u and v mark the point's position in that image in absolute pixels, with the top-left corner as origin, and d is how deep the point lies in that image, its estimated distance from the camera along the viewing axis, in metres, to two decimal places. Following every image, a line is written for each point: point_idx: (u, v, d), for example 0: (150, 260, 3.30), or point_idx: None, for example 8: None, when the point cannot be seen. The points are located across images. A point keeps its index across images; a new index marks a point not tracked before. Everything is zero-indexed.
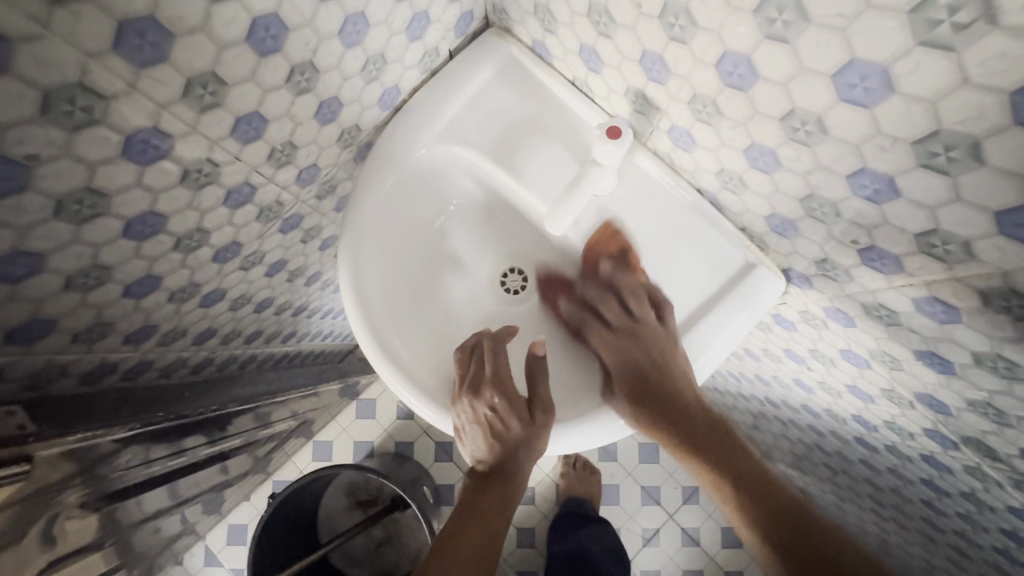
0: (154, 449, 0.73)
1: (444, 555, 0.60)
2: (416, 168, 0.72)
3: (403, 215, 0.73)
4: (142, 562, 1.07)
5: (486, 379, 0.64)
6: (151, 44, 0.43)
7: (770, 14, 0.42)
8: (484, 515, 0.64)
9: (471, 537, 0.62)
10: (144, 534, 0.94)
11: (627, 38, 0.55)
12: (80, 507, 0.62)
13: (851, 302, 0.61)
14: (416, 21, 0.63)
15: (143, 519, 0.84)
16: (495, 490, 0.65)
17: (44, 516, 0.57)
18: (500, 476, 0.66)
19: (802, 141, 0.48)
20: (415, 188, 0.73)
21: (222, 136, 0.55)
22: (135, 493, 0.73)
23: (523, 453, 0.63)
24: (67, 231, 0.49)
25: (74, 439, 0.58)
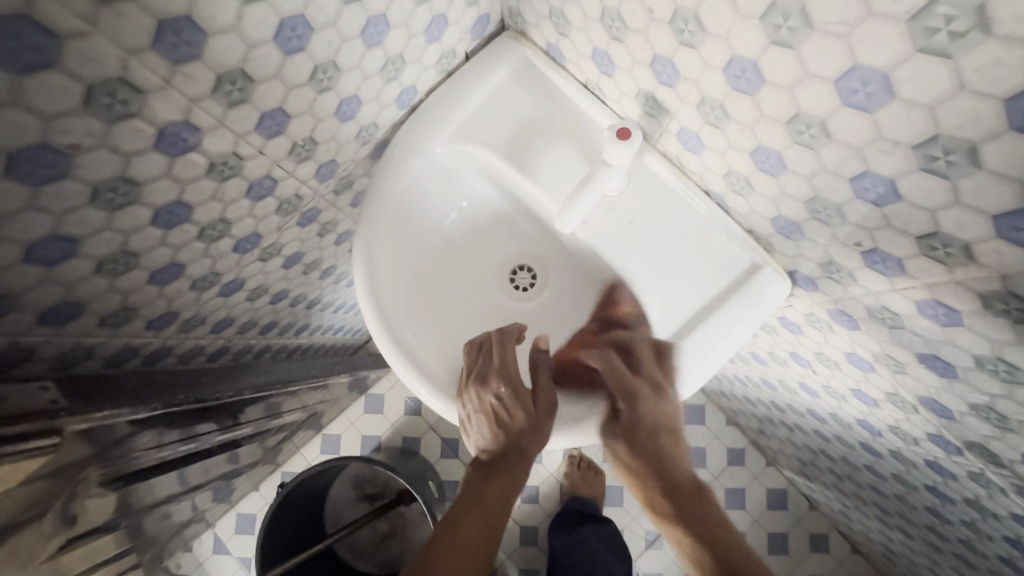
0: (170, 432, 0.65)
1: (443, 547, 0.55)
2: (424, 168, 0.66)
3: (416, 219, 0.67)
4: (152, 548, 1.02)
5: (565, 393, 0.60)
6: (186, 42, 0.39)
7: (934, 22, 0.33)
8: (489, 517, 0.58)
9: (469, 531, 0.56)
10: (154, 517, 0.87)
11: (715, 46, 0.45)
12: (76, 527, 0.55)
13: (895, 346, 0.55)
14: (435, 24, 0.57)
15: (155, 501, 0.78)
16: (495, 479, 0.60)
17: (53, 535, 0.51)
18: (505, 464, 0.60)
19: (939, 174, 0.39)
20: (425, 191, 0.67)
21: (248, 130, 0.49)
22: (150, 476, 0.66)
23: (528, 446, 0.58)
24: (100, 217, 0.44)
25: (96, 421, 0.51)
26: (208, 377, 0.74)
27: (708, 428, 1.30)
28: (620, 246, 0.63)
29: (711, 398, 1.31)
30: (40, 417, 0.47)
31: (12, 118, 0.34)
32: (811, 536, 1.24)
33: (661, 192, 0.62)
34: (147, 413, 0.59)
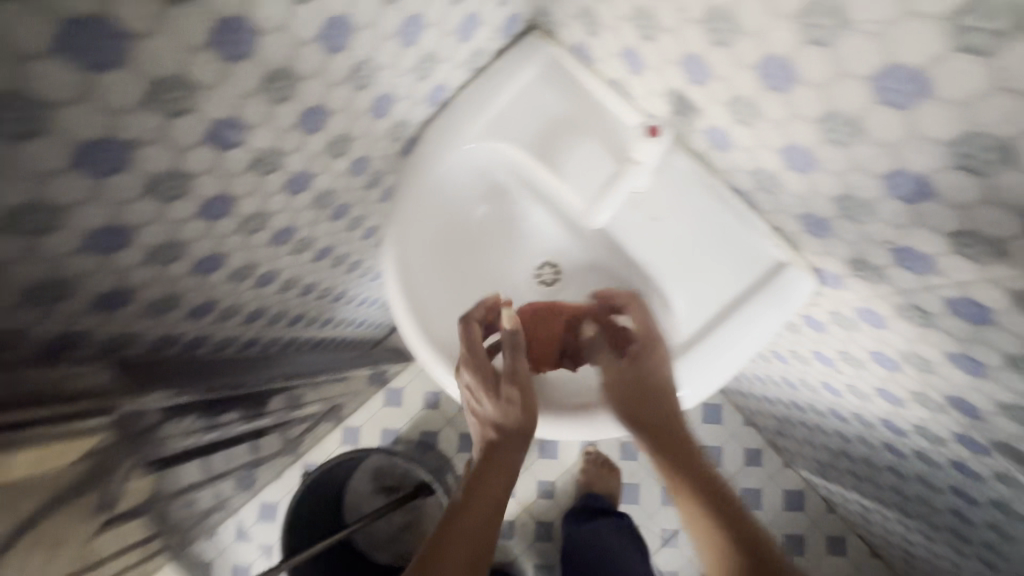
0: (192, 422, 0.76)
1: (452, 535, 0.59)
2: (460, 161, 0.76)
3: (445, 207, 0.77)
4: (177, 531, 1.13)
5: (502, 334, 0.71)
6: (242, 41, 0.45)
7: (812, 19, 0.42)
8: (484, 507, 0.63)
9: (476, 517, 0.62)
10: (179, 504, 0.99)
11: (671, 41, 0.57)
12: (143, 464, 0.68)
13: (883, 303, 0.62)
14: (468, 23, 0.66)
15: (180, 490, 0.89)
16: (496, 475, 0.67)
17: (122, 463, 0.63)
18: (502, 464, 0.68)
19: (841, 142, 0.49)
20: (458, 182, 0.77)
21: (291, 126, 0.57)
22: (175, 463, 0.77)
23: (506, 425, 0.69)
24: (154, 209, 0.52)
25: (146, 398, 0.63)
26: (232, 368, 0.85)
27: (725, 426, 1.41)
28: (643, 237, 0.74)
29: (727, 397, 1.40)
30: (96, 398, 0.56)
31: (84, 118, 0.40)
32: (788, 535, 1.34)
33: (666, 182, 0.71)
34: (172, 401, 0.68)
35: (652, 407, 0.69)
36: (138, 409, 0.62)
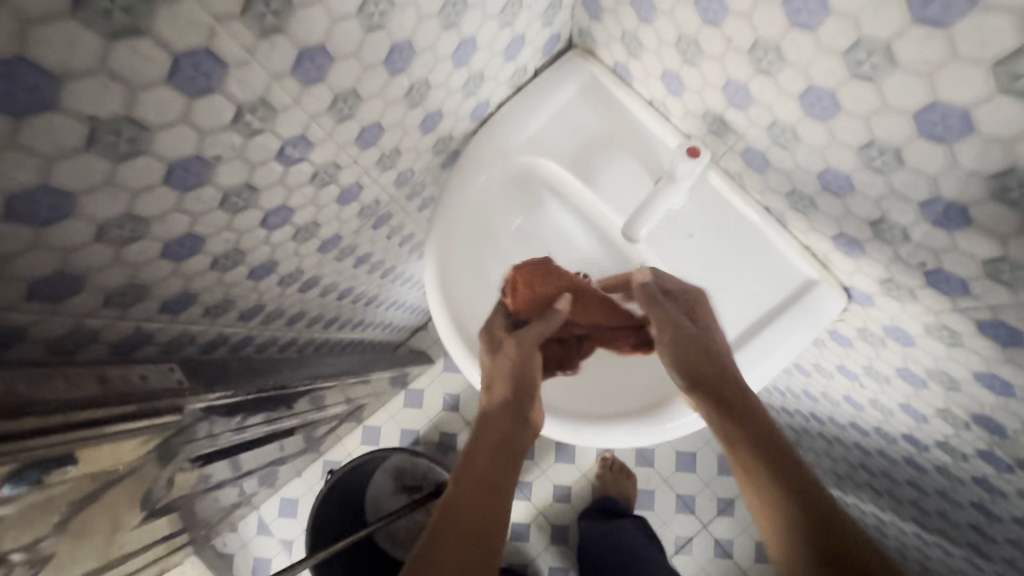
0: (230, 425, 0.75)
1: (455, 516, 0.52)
2: (500, 174, 0.78)
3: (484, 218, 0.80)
4: (202, 525, 1.16)
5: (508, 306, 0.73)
6: (317, 67, 0.48)
7: (859, 56, 0.44)
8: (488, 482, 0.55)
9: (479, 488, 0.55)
10: (210, 497, 1.03)
11: (714, 66, 0.59)
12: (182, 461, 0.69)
13: (913, 322, 0.64)
14: (514, 44, 0.69)
15: (203, 485, 0.90)
16: (491, 439, 0.60)
17: (166, 465, 0.66)
18: (502, 434, 0.61)
19: (878, 170, 0.51)
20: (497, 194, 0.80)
21: (348, 142, 0.60)
22: (203, 462, 0.77)
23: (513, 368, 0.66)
24: (224, 219, 0.55)
25: (220, 393, 0.66)
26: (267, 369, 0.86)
27: None
28: (672, 254, 0.75)
29: None
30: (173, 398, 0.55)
31: (178, 136, 0.43)
32: None
33: (699, 199, 0.74)
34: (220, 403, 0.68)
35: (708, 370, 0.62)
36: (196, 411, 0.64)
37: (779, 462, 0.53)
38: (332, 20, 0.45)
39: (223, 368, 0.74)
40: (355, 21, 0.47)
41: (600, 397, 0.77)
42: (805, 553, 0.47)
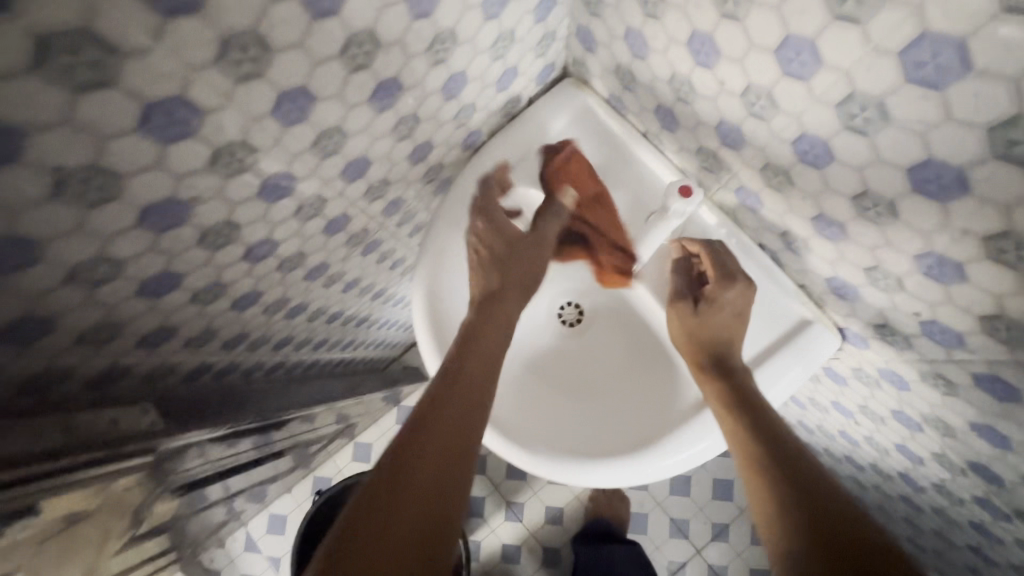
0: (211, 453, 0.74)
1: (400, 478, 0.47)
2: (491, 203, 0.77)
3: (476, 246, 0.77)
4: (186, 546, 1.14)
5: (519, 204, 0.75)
6: (298, 109, 0.47)
7: (852, 109, 0.42)
8: (446, 433, 0.52)
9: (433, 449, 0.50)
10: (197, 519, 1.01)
11: (705, 106, 0.58)
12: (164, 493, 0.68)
13: (907, 367, 0.63)
14: (506, 76, 0.68)
15: (193, 506, 0.89)
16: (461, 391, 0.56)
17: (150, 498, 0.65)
18: (468, 375, 0.58)
19: (872, 220, 0.50)
20: None
21: (333, 176, 0.59)
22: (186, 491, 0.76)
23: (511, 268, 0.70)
24: (203, 256, 0.54)
25: (208, 433, 0.67)
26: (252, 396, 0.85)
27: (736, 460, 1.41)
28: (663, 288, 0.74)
29: None
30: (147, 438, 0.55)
31: (152, 182, 0.42)
32: None
33: (692, 234, 0.73)
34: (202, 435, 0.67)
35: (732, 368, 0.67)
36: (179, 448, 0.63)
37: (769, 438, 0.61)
38: (313, 62, 0.44)
39: (196, 405, 0.71)
40: (338, 62, 0.45)
41: (584, 428, 0.74)
42: (803, 533, 0.52)
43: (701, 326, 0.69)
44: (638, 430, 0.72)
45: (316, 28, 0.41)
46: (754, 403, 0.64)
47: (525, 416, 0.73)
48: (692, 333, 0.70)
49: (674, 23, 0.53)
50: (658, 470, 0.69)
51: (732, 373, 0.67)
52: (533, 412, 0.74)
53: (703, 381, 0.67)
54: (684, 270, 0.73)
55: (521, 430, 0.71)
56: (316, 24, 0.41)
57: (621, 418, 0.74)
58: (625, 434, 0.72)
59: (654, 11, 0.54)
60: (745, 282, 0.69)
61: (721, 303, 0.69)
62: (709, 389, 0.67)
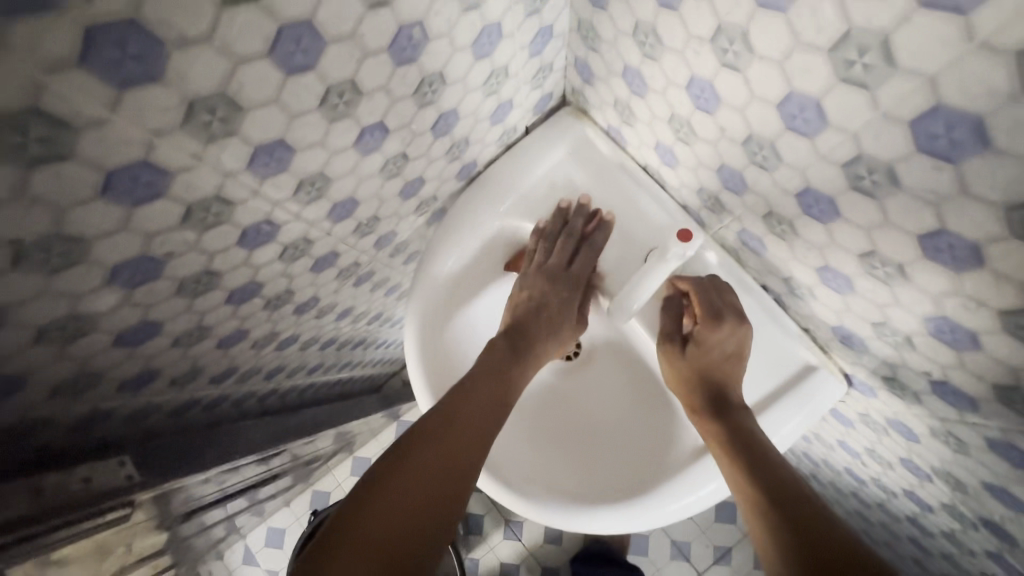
0: (210, 486, 0.74)
1: (391, 481, 0.51)
2: (487, 233, 0.73)
3: (471, 280, 0.74)
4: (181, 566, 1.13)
5: (545, 240, 0.72)
6: (276, 160, 0.45)
7: (859, 171, 0.40)
8: (449, 444, 0.54)
9: (425, 461, 0.52)
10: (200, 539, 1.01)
11: (706, 149, 0.55)
12: (163, 525, 0.69)
13: (917, 421, 0.60)
14: (501, 109, 0.66)
15: (201, 527, 0.89)
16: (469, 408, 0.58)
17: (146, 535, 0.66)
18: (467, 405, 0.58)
19: (881, 279, 0.47)
20: (485, 251, 0.74)
21: (319, 218, 0.57)
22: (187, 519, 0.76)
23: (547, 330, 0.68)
24: (183, 304, 0.52)
25: (199, 479, 0.67)
26: (242, 428, 0.83)
27: None
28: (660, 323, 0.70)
29: None
30: (121, 492, 0.55)
31: (120, 242, 0.40)
32: None
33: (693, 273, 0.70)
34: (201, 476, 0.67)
35: (731, 404, 0.64)
36: (178, 488, 0.64)
37: (772, 473, 0.57)
38: (290, 115, 0.42)
39: (180, 445, 0.70)
40: (317, 113, 0.43)
41: (579, 470, 0.71)
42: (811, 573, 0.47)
43: (699, 366, 0.66)
44: (635, 474, 0.69)
45: (291, 83, 0.39)
46: (756, 443, 0.60)
47: (519, 456, 0.71)
48: (680, 374, 0.67)
49: (673, 66, 0.50)
50: (656, 518, 0.66)
51: (732, 410, 0.64)
52: (525, 452, 0.72)
53: (698, 424, 0.64)
54: (675, 306, 0.69)
55: (515, 474, 0.68)
56: (290, 80, 0.39)
57: (618, 461, 0.71)
58: (621, 478, 0.70)
59: (652, 52, 0.51)
60: (734, 318, 0.65)
61: (710, 344, 0.65)
62: (707, 432, 0.63)
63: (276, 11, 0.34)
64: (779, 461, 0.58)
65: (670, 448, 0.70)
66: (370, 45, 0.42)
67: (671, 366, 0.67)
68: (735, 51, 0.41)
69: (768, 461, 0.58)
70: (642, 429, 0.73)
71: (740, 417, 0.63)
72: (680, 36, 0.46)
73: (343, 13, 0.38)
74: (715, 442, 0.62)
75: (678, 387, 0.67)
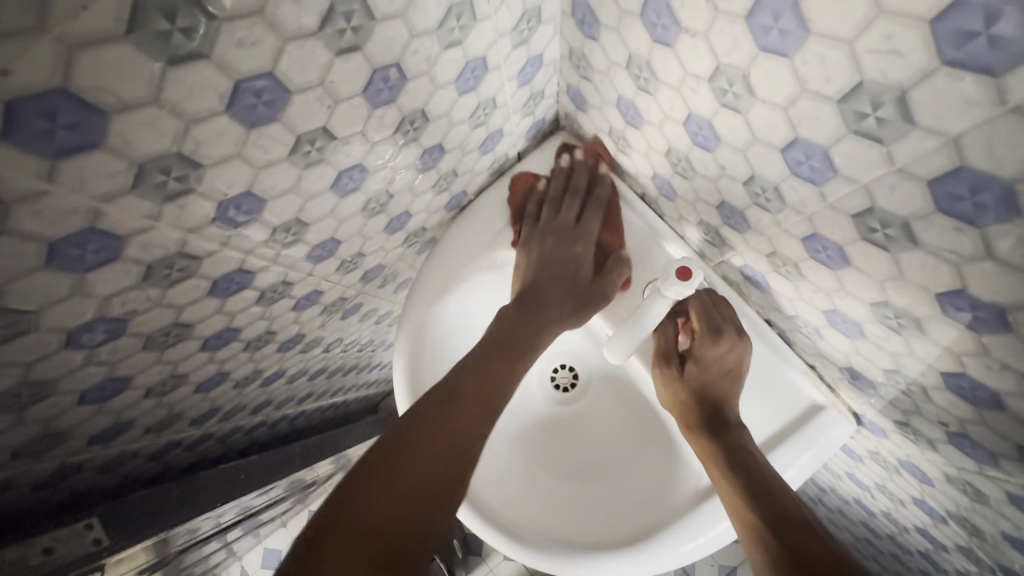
0: (224, 513, 0.71)
1: (392, 464, 0.44)
2: (484, 261, 0.69)
3: (463, 296, 0.69)
4: None
5: (546, 188, 0.67)
6: (245, 211, 0.42)
7: (872, 223, 0.37)
8: (457, 415, 0.48)
9: (430, 445, 0.46)
10: None
11: (706, 184, 0.52)
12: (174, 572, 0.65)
13: (931, 467, 0.57)
14: (490, 138, 0.62)
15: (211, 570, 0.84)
16: (485, 373, 0.52)
17: None
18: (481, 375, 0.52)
19: (894, 329, 0.44)
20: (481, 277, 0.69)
21: (298, 261, 0.54)
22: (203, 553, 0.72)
23: (559, 278, 0.61)
24: (151, 357, 0.49)
25: (197, 519, 0.65)
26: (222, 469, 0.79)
27: None
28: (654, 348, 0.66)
29: None
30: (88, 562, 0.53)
31: (74, 307, 0.37)
32: None
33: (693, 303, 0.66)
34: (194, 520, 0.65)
35: (728, 422, 0.60)
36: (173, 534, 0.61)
37: (765, 492, 0.54)
38: (256, 167, 0.39)
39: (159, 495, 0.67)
40: (286, 162, 0.40)
41: (579, 512, 0.68)
42: None
43: (699, 381, 0.61)
44: (638, 514, 0.66)
45: (254, 135, 0.36)
46: (747, 460, 0.57)
47: (517, 501, 0.68)
48: (677, 396, 0.63)
49: (669, 100, 0.47)
50: (660, 563, 0.62)
51: (727, 429, 0.60)
52: (522, 496, 0.68)
53: (694, 445, 0.60)
54: (671, 324, 0.64)
55: (507, 516, 0.65)
56: (254, 132, 0.36)
57: (620, 501, 0.68)
58: (621, 519, 0.66)
59: (647, 86, 0.48)
60: (734, 332, 0.60)
61: (709, 361, 0.61)
62: (703, 453, 0.59)
63: (230, 66, 0.31)
64: (774, 480, 0.55)
65: (674, 486, 0.66)
66: (341, 92, 0.39)
67: (666, 386, 0.63)
68: (734, 92, 0.39)
69: (763, 481, 0.55)
70: (644, 466, 0.70)
71: (738, 434, 0.59)
72: (675, 72, 0.43)
73: (308, 63, 0.35)
74: (706, 462, 0.58)
75: (675, 404, 0.63)
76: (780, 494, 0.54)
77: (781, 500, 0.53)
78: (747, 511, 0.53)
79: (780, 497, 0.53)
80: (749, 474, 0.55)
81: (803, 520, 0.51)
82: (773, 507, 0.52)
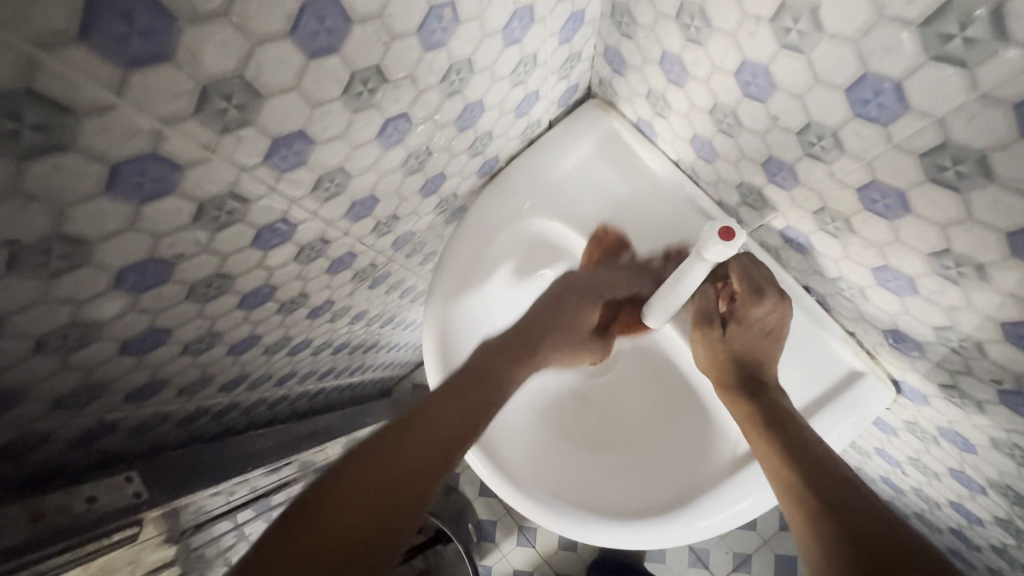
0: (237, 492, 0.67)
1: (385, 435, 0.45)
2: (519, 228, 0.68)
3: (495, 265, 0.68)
4: None
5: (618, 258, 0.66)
6: (295, 153, 0.41)
7: (942, 160, 0.37)
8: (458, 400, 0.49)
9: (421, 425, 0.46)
10: None
11: (753, 141, 0.51)
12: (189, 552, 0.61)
13: (976, 433, 0.56)
14: (526, 101, 0.61)
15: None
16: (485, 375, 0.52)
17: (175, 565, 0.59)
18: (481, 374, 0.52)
19: (952, 280, 0.43)
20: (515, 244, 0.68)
21: (337, 217, 0.53)
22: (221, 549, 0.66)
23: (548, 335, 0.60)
24: (192, 310, 0.49)
25: (207, 494, 0.62)
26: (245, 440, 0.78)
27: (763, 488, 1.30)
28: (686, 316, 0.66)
29: None
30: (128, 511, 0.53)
31: (128, 243, 0.37)
32: None
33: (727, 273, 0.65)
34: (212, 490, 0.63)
35: (769, 385, 0.60)
36: (194, 505, 0.60)
37: (801, 453, 0.53)
38: (311, 106, 0.38)
39: (189, 459, 0.67)
40: (339, 102, 0.40)
41: (611, 476, 0.67)
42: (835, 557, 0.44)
43: (742, 343, 0.61)
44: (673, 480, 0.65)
45: (313, 67, 0.36)
46: (786, 421, 0.56)
47: (548, 464, 0.67)
48: (717, 357, 0.62)
49: (721, 50, 0.46)
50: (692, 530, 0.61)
51: (766, 391, 0.59)
52: (553, 460, 0.68)
53: (730, 405, 0.60)
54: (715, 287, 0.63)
55: (537, 480, 0.65)
56: (313, 64, 0.35)
57: (653, 469, 0.67)
58: (656, 484, 0.66)
59: (698, 36, 0.47)
60: (777, 293, 0.59)
61: (750, 321, 0.61)
62: (740, 412, 0.59)
63: None
64: (816, 442, 0.54)
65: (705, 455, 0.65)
66: (397, 28, 0.38)
67: (702, 348, 0.63)
68: (799, 30, 0.38)
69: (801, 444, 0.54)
70: (678, 435, 0.69)
71: (777, 395, 0.59)
72: (733, 16, 0.42)
73: None
74: (743, 420, 0.58)
75: (715, 365, 0.62)
76: (819, 454, 0.53)
77: (818, 458, 0.52)
78: (783, 468, 0.53)
79: (821, 458, 0.52)
80: (783, 437, 0.54)
81: (840, 479, 0.50)
82: (810, 466, 0.52)
